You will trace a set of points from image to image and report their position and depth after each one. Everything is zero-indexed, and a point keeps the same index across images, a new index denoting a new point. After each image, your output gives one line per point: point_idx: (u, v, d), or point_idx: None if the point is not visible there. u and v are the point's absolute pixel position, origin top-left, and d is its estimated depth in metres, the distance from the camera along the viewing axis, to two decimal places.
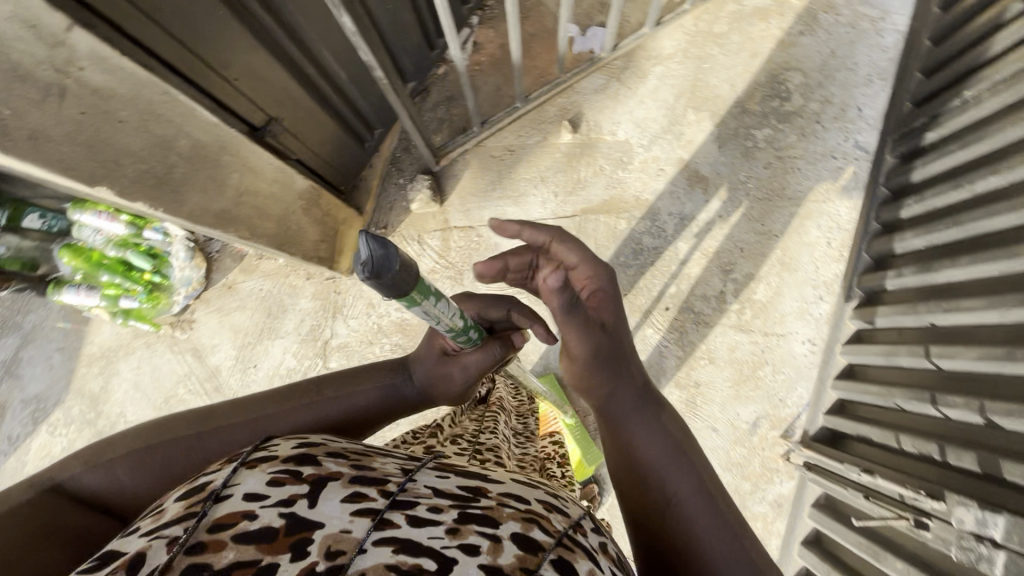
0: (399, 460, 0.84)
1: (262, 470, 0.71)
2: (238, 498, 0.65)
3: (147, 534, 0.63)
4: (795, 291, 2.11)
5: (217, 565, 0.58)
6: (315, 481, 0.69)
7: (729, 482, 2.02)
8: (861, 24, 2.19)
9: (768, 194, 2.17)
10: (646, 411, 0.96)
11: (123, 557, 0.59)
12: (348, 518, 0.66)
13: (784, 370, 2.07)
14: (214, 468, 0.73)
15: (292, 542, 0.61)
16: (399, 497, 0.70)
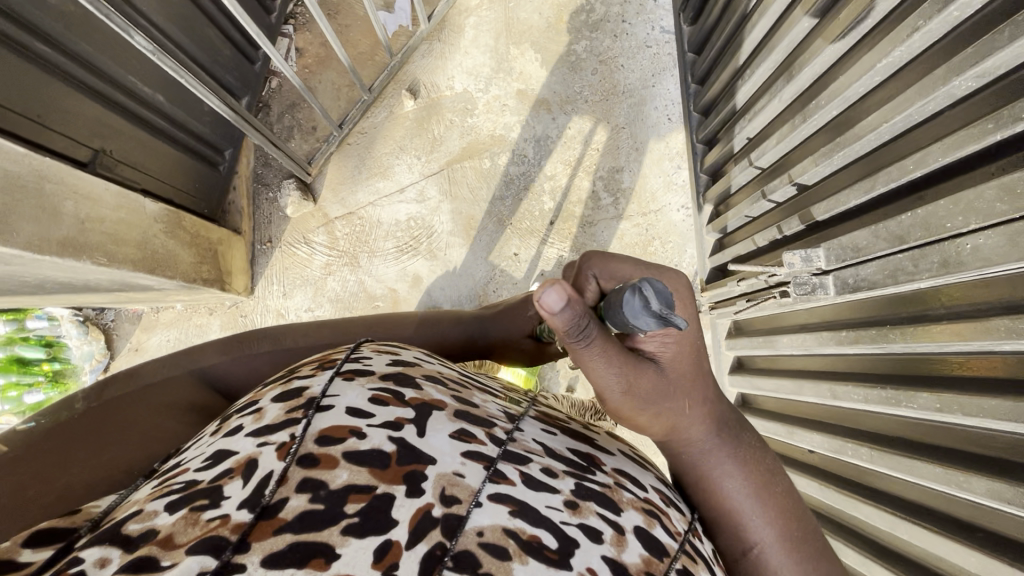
0: (495, 402, 0.91)
1: (360, 384, 0.76)
2: (342, 413, 0.70)
3: (255, 437, 0.68)
4: (656, 168, 2.30)
5: (332, 483, 0.63)
6: (418, 406, 0.75)
7: None
8: None
9: (606, 96, 2.34)
10: (729, 460, 0.97)
11: (238, 457, 0.66)
12: (462, 459, 0.71)
13: (670, 240, 2.27)
14: (304, 375, 0.79)
15: (408, 473, 0.66)
16: (512, 451, 0.77)
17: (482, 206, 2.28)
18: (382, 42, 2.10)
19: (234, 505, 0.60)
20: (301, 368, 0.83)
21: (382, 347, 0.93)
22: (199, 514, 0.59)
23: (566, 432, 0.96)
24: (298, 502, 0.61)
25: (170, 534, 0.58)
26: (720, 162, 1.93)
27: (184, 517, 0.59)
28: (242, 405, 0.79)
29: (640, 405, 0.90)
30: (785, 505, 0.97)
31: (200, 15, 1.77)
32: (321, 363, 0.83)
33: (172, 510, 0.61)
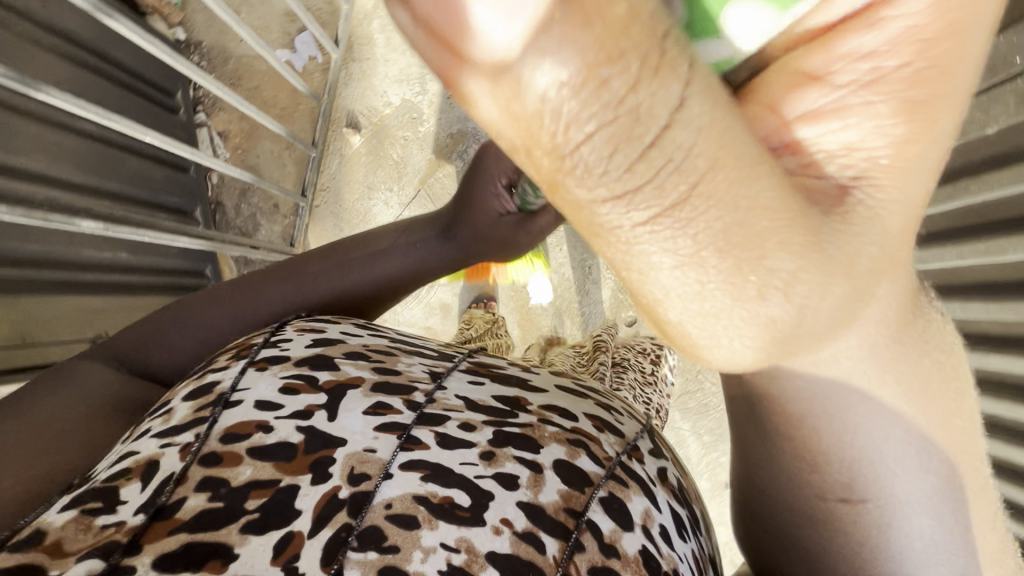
0: (425, 359, 0.90)
1: (272, 375, 0.79)
2: (249, 407, 0.74)
3: (160, 438, 0.72)
4: None
5: (233, 480, 0.67)
6: (331, 389, 0.77)
7: None
8: None
9: None
10: (900, 418, 0.62)
11: (141, 460, 0.69)
12: (372, 434, 0.73)
13: None
14: (218, 367, 0.83)
15: (314, 463, 0.69)
16: (427, 410, 0.77)
17: None
18: (302, 89, 1.95)
19: (129, 511, 0.65)
20: (218, 360, 0.86)
21: (310, 322, 0.97)
22: (94, 522, 0.64)
23: (500, 376, 0.90)
24: (197, 501, 0.65)
25: (60, 538, 0.62)
26: None
27: (78, 521, 0.64)
28: (155, 407, 0.82)
29: (729, 259, 0.40)
30: (959, 443, 0.65)
31: (109, 149, 1.61)
32: (236, 353, 0.86)
33: (71, 510, 0.65)
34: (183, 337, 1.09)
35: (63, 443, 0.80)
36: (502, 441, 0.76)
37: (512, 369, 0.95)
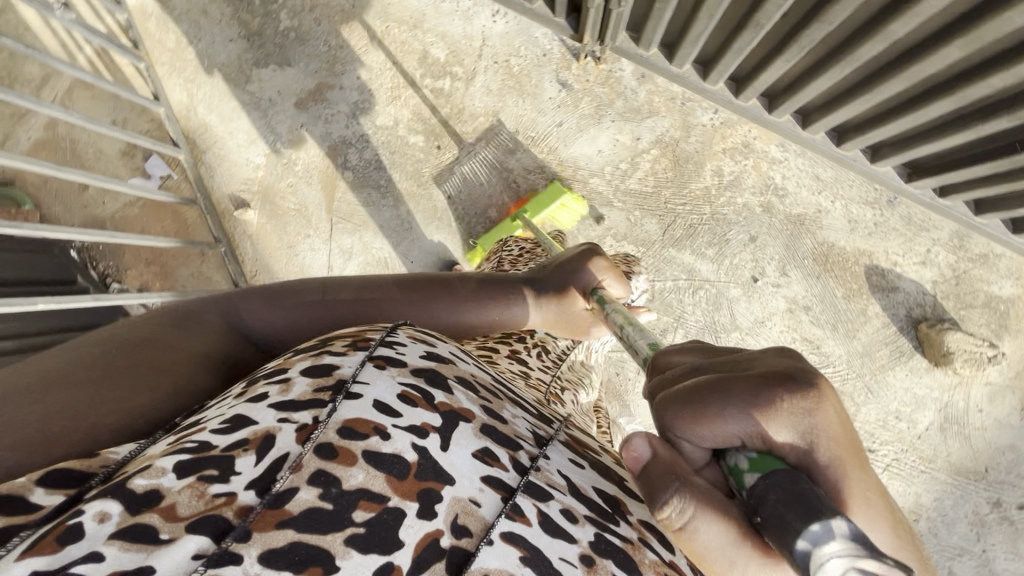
0: (528, 416, 0.81)
1: (393, 375, 0.69)
2: (370, 405, 0.64)
3: (282, 412, 0.62)
4: (442, 17, 2.10)
5: (347, 483, 0.58)
6: (446, 415, 0.68)
7: (613, 118, 2.03)
8: None
9: (348, 24, 2.14)
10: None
11: (258, 432, 0.60)
12: (479, 485, 0.64)
13: (518, 42, 2.07)
14: (337, 350, 0.73)
15: (422, 492, 0.60)
16: (534, 480, 0.67)
17: (383, 203, 2.13)
18: (171, 199, 1.95)
19: (243, 483, 0.55)
20: (334, 342, 0.75)
21: (420, 331, 0.84)
22: (206, 487, 0.54)
23: (598, 459, 0.81)
24: (308, 497, 0.56)
25: (174, 501, 0.52)
26: None
27: (191, 484, 0.54)
28: (268, 370, 0.72)
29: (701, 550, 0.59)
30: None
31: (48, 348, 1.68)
32: (353, 342, 0.75)
33: (183, 472, 0.55)
34: (263, 310, 0.87)
35: (139, 382, 0.70)
36: (604, 550, 0.64)
37: (606, 458, 0.85)
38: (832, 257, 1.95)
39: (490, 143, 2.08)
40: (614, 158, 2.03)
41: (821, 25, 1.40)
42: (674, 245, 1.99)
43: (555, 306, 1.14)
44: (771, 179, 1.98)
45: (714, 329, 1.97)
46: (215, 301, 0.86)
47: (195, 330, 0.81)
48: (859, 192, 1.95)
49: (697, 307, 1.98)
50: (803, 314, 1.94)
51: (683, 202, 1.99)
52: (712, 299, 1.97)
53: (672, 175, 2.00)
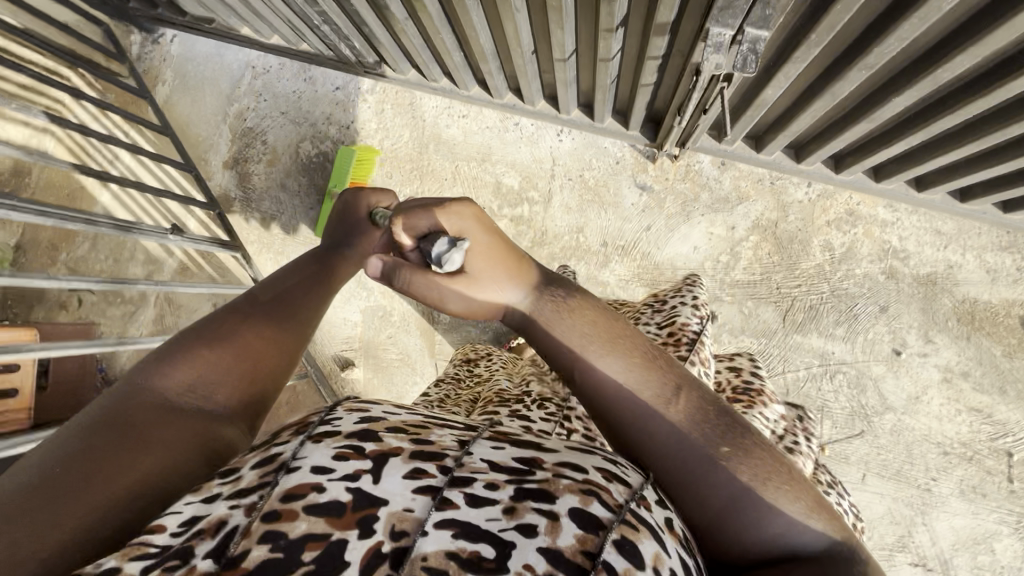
0: (458, 425, 0.61)
1: (330, 439, 0.52)
2: (306, 470, 0.49)
3: (188, 492, 0.49)
4: (507, 146, 2.13)
5: (290, 533, 0.44)
6: (377, 452, 0.51)
7: (702, 212, 1.97)
8: (261, 91, 2.34)
9: (419, 171, 2.20)
10: (610, 355, 0.64)
11: (164, 523, 0.47)
12: (411, 496, 0.49)
13: (588, 156, 2.06)
14: (282, 433, 0.55)
15: (358, 519, 0.46)
16: (459, 472, 0.51)
17: (483, 338, 2.09)
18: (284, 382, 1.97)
19: (203, 553, 0.44)
20: (281, 419, 0.56)
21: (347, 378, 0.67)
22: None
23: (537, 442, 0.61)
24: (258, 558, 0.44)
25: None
26: (538, 88, 1.83)
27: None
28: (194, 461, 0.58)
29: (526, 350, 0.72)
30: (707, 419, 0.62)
31: None
32: (293, 403, 0.57)
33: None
34: (207, 348, 0.61)
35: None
36: (547, 503, 0.49)
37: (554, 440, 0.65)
38: (978, 314, 1.79)
39: (580, 260, 2.06)
40: (712, 252, 1.96)
41: (945, 122, 1.30)
42: (798, 330, 1.88)
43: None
44: (888, 244, 1.86)
45: (865, 413, 1.82)
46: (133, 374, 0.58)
47: (154, 397, 0.56)
48: (991, 239, 1.80)
49: (841, 392, 1.84)
50: (962, 381, 1.77)
51: (796, 285, 1.89)
52: (856, 381, 1.83)
53: (778, 259, 1.91)
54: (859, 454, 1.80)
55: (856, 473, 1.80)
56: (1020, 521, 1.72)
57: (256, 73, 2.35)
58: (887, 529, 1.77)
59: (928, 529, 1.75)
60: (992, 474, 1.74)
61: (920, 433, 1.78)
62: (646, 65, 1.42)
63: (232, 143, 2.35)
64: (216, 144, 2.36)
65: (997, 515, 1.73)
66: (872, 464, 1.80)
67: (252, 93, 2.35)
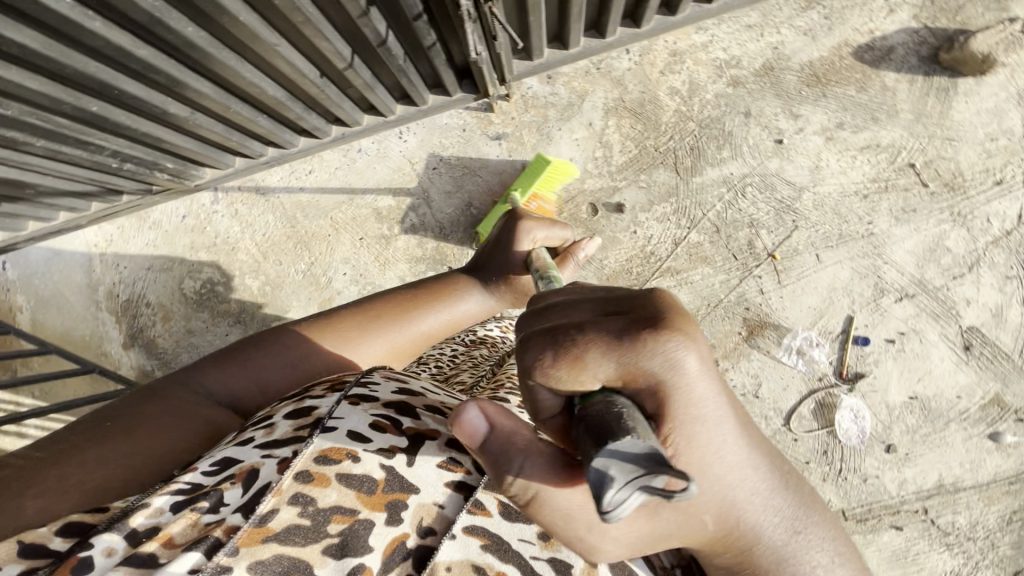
0: None
1: (365, 407, 0.86)
2: (343, 433, 0.82)
3: (264, 448, 0.81)
4: (363, 173, 2.13)
5: (321, 499, 0.76)
6: (412, 436, 0.86)
7: (558, 126, 2.03)
8: (118, 261, 2.26)
9: (303, 242, 2.17)
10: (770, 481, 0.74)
11: (244, 467, 0.78)
12: (441, 489, 0.82)
13: (436, 139, 2.09)
14: (315, 395, 0.91)
15: (387, 501, 0.79)
16: (489, 475, 0.86)
17: None
18: None
19: (232, 511, 0.74)
20: (314, 390, 0.92)
21: (392, 371, 1.01)
22: (198, 517, 0.73)
23: None
24: (289, 515, 0.74)
25: (172, 531, 0.72)
26: (350, 108, 1.83)
27: (185, 515, 0.73)
28: (257, 421, 0.90)
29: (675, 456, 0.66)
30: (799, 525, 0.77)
31: None
32: (331, 387, 0.93)
33: (177, 509, 0.74)
34: (246, 369, 1.05)
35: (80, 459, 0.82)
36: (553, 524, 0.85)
37: None
38: (821, 71, 1.92)
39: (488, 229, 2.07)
40: (587, 154, 2.01)
41: None
42: (694, 173, 1.96)
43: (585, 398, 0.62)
44: (717, 59, 1.97)
45: (787, 205, 1.91)
46: (181, 375, 1.01)
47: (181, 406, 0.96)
48: (791, 8, 1.94)
49: (758, 201, 1.93)
50: (842, 131, 1.90)
51: (670, 137, 1.97)
52: (765, 183, 1.93)
53: (642, 125, 1.99)
54: (803, 240, 1.90)
55: (810, 257, 1.90)
56: (954, 211, 1.85)
57: (102, 248, 2.26)
58: (861, 285, 1.88)
59: (891, 264, 1.87)
60: (910, 190, 1.86)
61: (837, 193, 1.89)
62: (417, 28, 1.46)
63: (121, 323, 2.25)
64: (107, 334, 2.25)
65: (936, 219, 1.86)
66: (818, 242, 1.90)
67: (111, 269, 2.26)
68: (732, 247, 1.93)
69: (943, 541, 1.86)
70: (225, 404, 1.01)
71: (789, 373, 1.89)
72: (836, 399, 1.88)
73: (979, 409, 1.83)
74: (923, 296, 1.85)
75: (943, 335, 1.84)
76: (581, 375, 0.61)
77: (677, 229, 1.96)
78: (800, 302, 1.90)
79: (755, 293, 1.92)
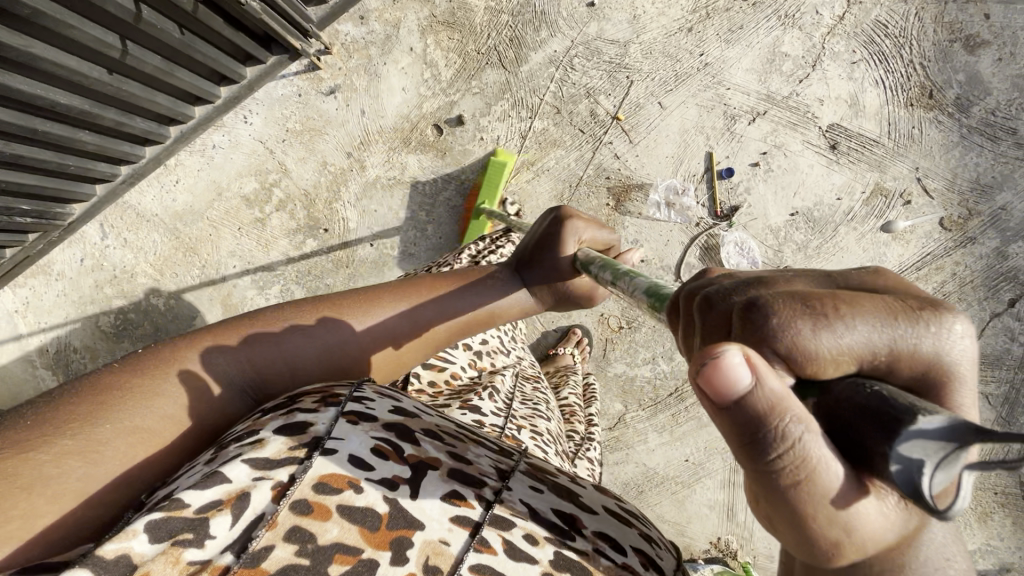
0: (489, 451, 0.82)
1: (366, 428, 0.70)
2: (344, 461, 0.65)
3: (253, 471, 0.61)
4: (222, 167, 2.16)
5: (322, 534, 0.60)
6: (416, 463, 0.69)
7: (383, 61, 2.03)
8: (32, 320, 2.32)
9: (191, 248, 2.23)
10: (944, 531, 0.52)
11: (231, 491, 0.59)
12: (449, 525, 0.66)
13: (276, 112, 2.10)
14: (306, 406, 0.71)
15: (394, 539, 0.62)
16: (494, 512, 0.70)
17: None
18: None
19: (216, 548, 0.57)
20: (303, 403, 0.72)
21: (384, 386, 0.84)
22: (179, 553, 0.55)
23: (555, 483, 0.83)
24: (285, 553, 0.58)
25: (148, 570, 0.54)
26: (172, 102, 1.91)
27: (167, 551, 0.55)
28: (235, 430, 0.69)
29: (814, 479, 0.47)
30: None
31: None
32: (324, 397, 0.74)
33: (160, 537, 0.55)
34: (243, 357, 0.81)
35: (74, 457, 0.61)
36: (561, 561, 0.69)
37: (562, 479, 0.86)
38: None
39: (349, 182, 2.09)
40: (417, 80, 2.01)
41: None
42: (520, 63, 1.93)
43: (565, 231, 1.05)
44: None
45: (618, 64, 1.87)
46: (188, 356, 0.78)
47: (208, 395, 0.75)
48: None
49: (589, 69, 1.89)
50: None
51: (488, 36, 1.95)
52: (590, 50, 1.89)
53: (459, 34, 1.97)
54: (641, 92, 1.86)
55: (654, 107, 1.85)
56: (781, 15, 1.78)
57: (14, 312, 2.32)
58: (712, 119, 1.82)
59: (734, 88, 1.81)
60: (732, 9, 1.80)
61: (661, 36, 1.85)
62: None
63: (57, 374, 2.34)
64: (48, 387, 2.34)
65: (766, 28, 1.79)
66: (656, 89, 1.85)
67: (27, 329, 2.32)
68: (576, 122, 1.90)
69: None
70: (244, 399, 0.78)
71: (666, 227, 1.86)
72: (718, 239, 1.83)
73: (863, 205, 1.77)
74: (776, 109, 1.79)
75: (806, 142, 1.78)
76: (829, 344, 0.48)
77: (520, 123, 1.94)
78: (656, 154, 1.85)
79: (612, 160, 1.88)
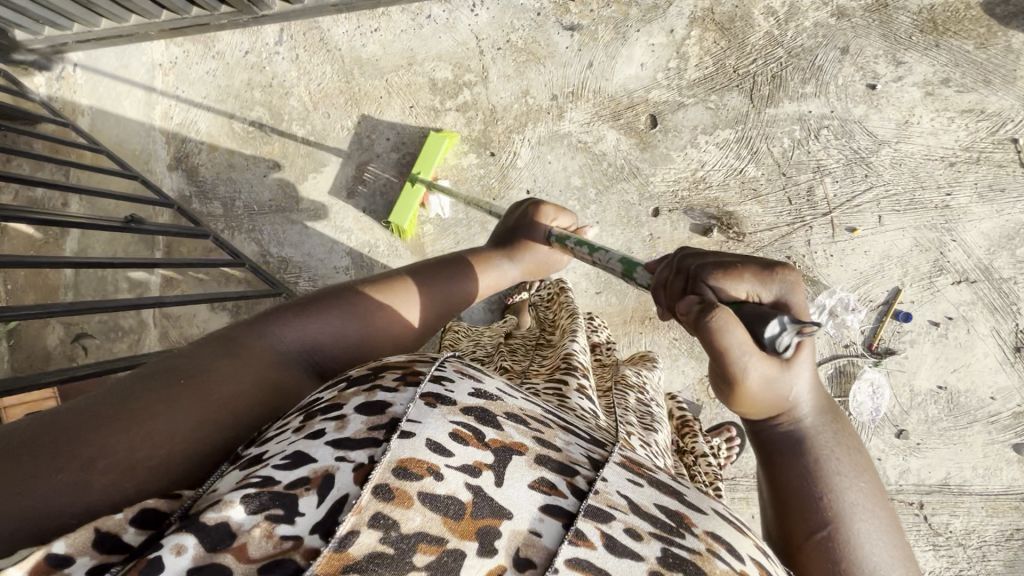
0: (581, 440, 0.63)
1: (441, 408, 0.52)
2: (424, 446, 0.49)
3: (339, 449, 0.48)
4: (425, 41, 2.06)
5: (405, 526, 0.44)
6: (501, 447, 0.52)
7: (635, 27, 1.90)
8: (173, 82, 2.23)
9: (354, 98, 2.14)
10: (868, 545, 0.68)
11: (320, 475, 0.46)
12: (540, 515, 0.49)
13: (506, 20, 1.99)
14: (388, 381, 0.56)
15: (479, 527, 0.47)
16: (593, 503, 0.51)
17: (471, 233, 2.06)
18: None
19: (308, 526, 0.43)
20: (384, 373, 0.57)
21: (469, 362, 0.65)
22: (274, 528, 0.42)
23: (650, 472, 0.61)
24: (370, 542, 0.43)
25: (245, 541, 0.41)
26: None
27: (263, 524, 0.42)
28: (323, 405, 0.55)
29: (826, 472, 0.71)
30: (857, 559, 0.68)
31: None
32: (405, 373, 0.57)
33: (260, 507, 0.43)
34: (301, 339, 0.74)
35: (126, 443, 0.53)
36: (673, 563, 0.49)
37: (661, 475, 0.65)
38: (939, 18, 1.72)
39: (540, 122, 1.99)
40: (660, 63, 1.89)
41: None
42: (769, 104, 1.82)
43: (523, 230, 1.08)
44: None
45: (862, 158, 1.77)
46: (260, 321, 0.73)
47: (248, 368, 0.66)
48: None
49: (831, 147, 1.78)
50: (945, 88, 1.73)
51: (752, 60, 1.83)
52: (843, 129, 1.78)
53: (726, 43, 1.84)
54: (869, 197, 1.76)
55: (871, 217, 1.76)
56: None
57: (158, 67, 2.23)
58: (921, 259, 1.74)
59: (960, 243, 1.73)
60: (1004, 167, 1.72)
61: (920, 154, 1.74)
62: None
63: (169, 144, 2.25)
64: (155, 152, 2.25)
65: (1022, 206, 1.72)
66: (884, 202, 1.75)
67: (165, 89, 2.24)
68: (789, 190, 1.80)
69: (931, 541, 1.76)
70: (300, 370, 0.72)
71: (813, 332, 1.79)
72: (858, 370, 1.77)
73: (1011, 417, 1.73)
74: (987, 284, 1.72)
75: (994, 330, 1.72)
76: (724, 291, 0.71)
77: (735, 160, 1.84)
78: (846, 263, 1.77)
79: (801, 245, 1.79)
